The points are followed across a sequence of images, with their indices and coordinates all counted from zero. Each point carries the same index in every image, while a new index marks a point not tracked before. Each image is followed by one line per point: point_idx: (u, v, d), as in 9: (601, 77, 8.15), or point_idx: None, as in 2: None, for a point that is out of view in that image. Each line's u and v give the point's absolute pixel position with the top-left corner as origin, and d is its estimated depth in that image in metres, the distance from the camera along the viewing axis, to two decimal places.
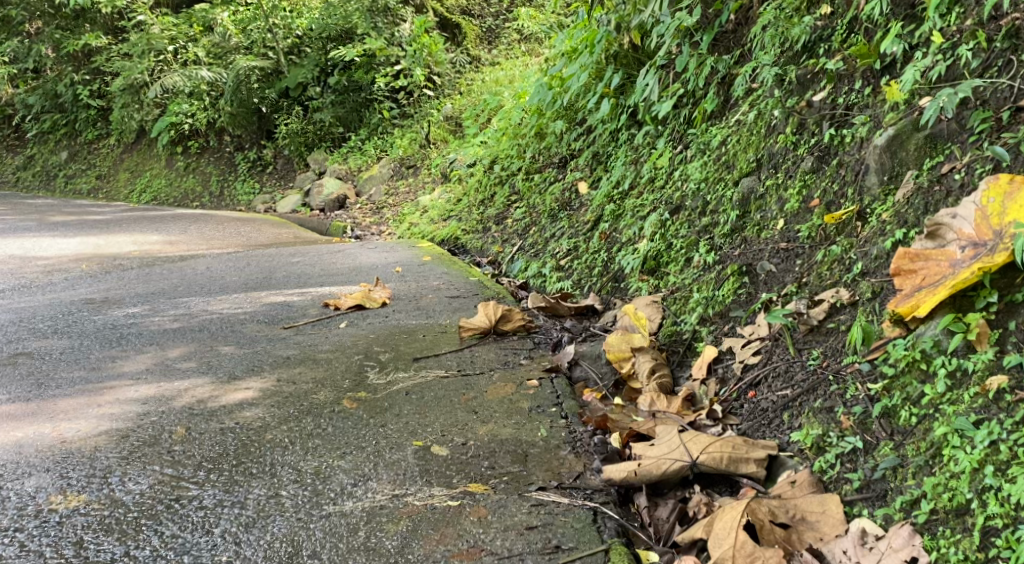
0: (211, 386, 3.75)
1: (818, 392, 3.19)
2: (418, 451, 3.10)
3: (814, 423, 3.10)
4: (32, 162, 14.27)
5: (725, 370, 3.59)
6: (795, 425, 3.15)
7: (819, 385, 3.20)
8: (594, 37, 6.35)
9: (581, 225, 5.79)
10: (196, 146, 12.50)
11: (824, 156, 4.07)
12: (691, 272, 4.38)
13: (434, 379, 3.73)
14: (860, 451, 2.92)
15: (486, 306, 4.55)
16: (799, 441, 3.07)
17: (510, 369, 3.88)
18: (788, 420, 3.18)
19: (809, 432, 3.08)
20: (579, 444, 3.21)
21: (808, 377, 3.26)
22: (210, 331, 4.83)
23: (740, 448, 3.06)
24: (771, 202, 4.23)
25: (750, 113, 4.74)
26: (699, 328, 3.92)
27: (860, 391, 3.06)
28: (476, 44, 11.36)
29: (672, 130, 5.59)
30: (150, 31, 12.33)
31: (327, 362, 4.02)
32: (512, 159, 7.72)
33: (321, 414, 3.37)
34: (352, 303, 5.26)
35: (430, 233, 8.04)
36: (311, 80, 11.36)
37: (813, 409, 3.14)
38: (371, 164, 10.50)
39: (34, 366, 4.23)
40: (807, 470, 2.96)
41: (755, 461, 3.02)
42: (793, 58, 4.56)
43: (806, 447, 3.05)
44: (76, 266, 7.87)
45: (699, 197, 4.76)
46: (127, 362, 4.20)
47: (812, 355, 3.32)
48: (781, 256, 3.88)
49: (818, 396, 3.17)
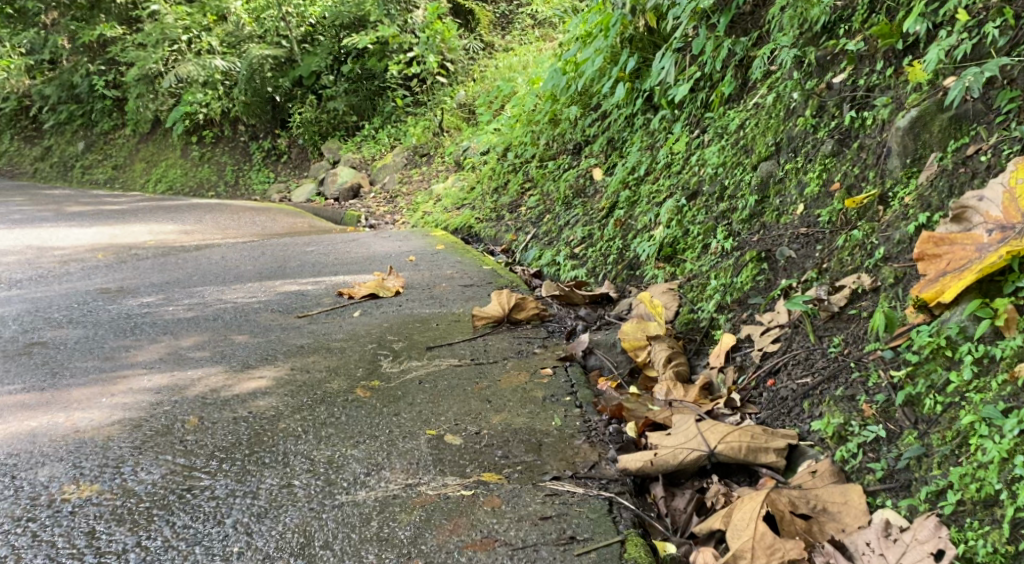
0: (225, 375, 3.73)
1: (838, 380, 3.13)
2: (432, 440, 3.07)
3: (835, 411, 3.04)
4: (50, 153, 14.33)
5: (743, 358, 3.52)
6: (815, 413, 3.09)
7: (840, 372, 3.15)
8: (608, 21, 6.30)
9: (596, 211, 5.73)
10: (210, 136, 12.49)
11: (845, 139, 4.01)
12: (709, 258, 4.33)
13: (447, 368, 3.69)
14: (884, 440, 2.86)
15: (500, 294, 4.51)
16: (821, 431, 3.01)
17: (524, 358, 3.84)
18: (809, 409, 3.12)
19: (829, 420, 3.01)
20: (594, 433, 3.17)
21: (828, 364, 3.20)
22: (224, 320, 4.81)
23: (759, 438, 3.01)
24: (791, 187, 4.18)
25: (768, 96, 4.68)
26: (716, 316, 3.86)
27: (882, 379, 3.01)
28: (488, 30, 11.29)
29: (689, 114, 5.51)
30: (163, 21, 12.24)
31: (341, 351, 3.99)
32: (526, 146, 7.66)
33: (334, 403, 3.34)
34: (367, 292, 5.24)
35: (443, 222, 8.00)
36: (325, 69, 11.34)
37: (835, 397, 3.08)
38: (386, 153, 10.48)
39: (49, 356, 4.22)
40: (829, 460, 2.91)
41: (774, 451, 2.97)
42: (812, 39, 4.49)
43: (827, 437, 2.99)
44: (92, 257, 7.87)
45: (716, 182, 4.70)
46: (141, 352, 4.18)
47: (833, 342, 3.27)
48: (801, 242, 3.82)
49: (839, 384, 3.11)
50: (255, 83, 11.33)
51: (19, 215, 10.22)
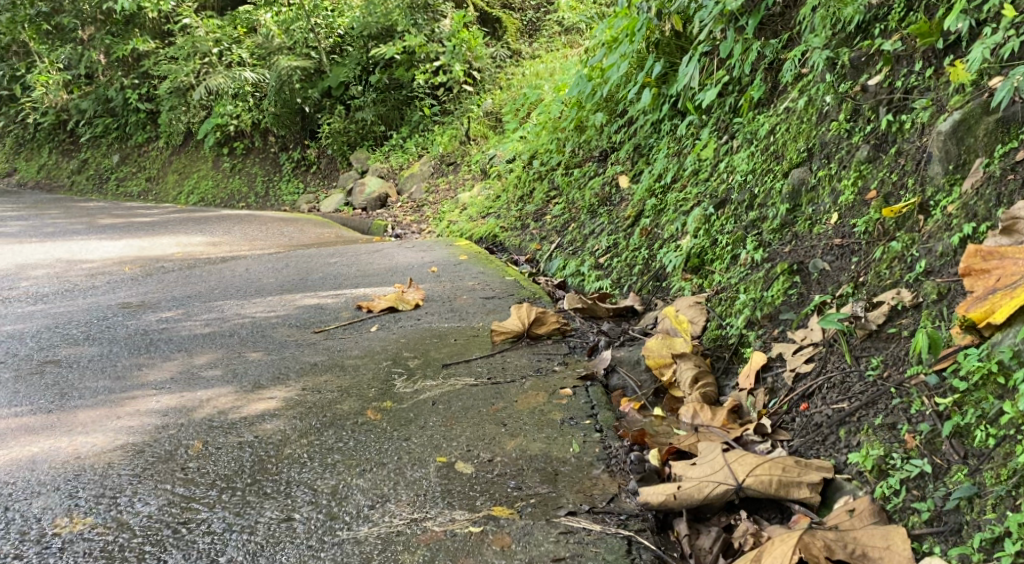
0: (234, 395, 3.51)
1: (877, 407, 2.93)
2: (442, 469, 2.91)
3: (874, 442, 2.84)
4: (86, 166, 14.40)
5: (774, 379, 3.32)
6: (853, 443, 2.89)
7: (879, 398, 2.94)
8: (634, 25, 6.12)
9: (621, 220, 5.55)
10: (241, 147, 12.45)
11: (881, 144, 3.82)
12: (738, 270, 4.14)
13: (463, 388, 3.53)
14: (930, 476, 2.66)
15: (519, 308, 4.35)
16: (858, 464, 2.82)
17: (544, 377, 3.67)
18: (845, 438, 2.92)
19: (869, 453, 2.82)
20: (613, 461, 2.99)
21: (866, 389, 3.00)
22: (240, 335, 4.68)
23: (791, 472, 2.81)
24: (824, 195, 3.99)
25: (800, 99, 4.48)
26: (746, 332, 3.67)
27: (926, 407, 2.80)
28: (516, 38, 11.12)
29: (717, 119, 5.31)
30: (195, 34, 12.09)
31: (356, 369, 3.83)
32: (552, 154, 7.51)
33: (344, 427, 3.19)
34: (386, 305, 5.10)
35: (468, 231, 7.86)
36: (353, 79, 11.27)
37: (874, 426, 2.88)
38: (413, 162, 10.37)
39: (61, 375, 3.93)
40: (868, 497, 2.71)
41: (808, 485, 2.77)
42: (845, 40, 4.32)
43: (866, 470, 2.79)
44: (117, 270, 7.81)
45: (746, 190, 4.51)
46: (152, 371, 3.93)
47: (871, 364, 3.06)
48: (835, 253, 3.62)
49: (878, 411, 2.91)
50: (285, 94, 11.26)
51: (52, 228, 10.22)
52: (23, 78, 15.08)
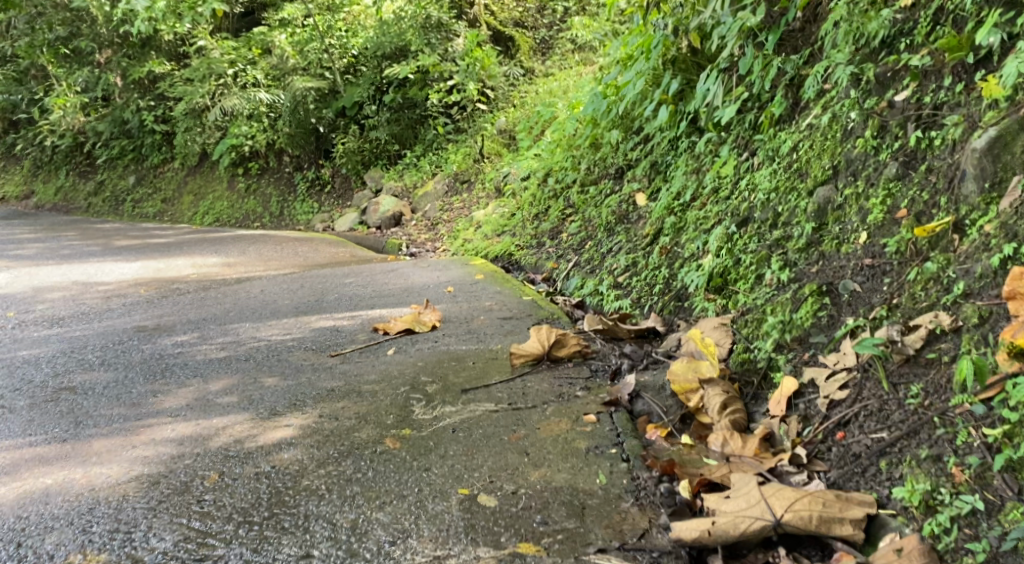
0: (250, 423, 3.41)
1: (918, 438, 2.87)
2: (464, 501, 2.84)
3: (919, 474, 2.79)
4: (102, 188, 14.44)
5: (807, 406, 3.23)
6: (896, 476, 2.83)
7: (921, 428, 2.89)
8: (649, 42, 6.03)
9: (639, 238, 5.46)
10: (256, 167, 12.43)
11: (910, 161, 3.74)
12: (763, 291, 4.05)
13: (483, 415, 3.43)
14: (982, 514, 2.62)
15: (538, 330, 4.26)
16: (903, 498, 2.76)
17: (566, 403, 3.57)
18: (887, 470, 2.86)
19: (914, 487, 2.76)
20: (642, 494, 2.91)
21: (907, 418, 2.93)
22: (256, 360, 4.60)
23: (832, 507, 2.76)
24: (851, 214, 3.90)
25: (823, 115, 4.40)
26: (775, 356, 3.57)
27: (974, 438, 2.76)
28: (529, 56, 11.07)
29: (736, 136, 5.22)
30: (210, 55, 12.02)
31: (373, 395, 3.74)
32: (567, 171, 7.44)
33: (363, 457, 3.10)
34: (402, 327, 5.03)
35: (483, 250, 7.78)
36: (366, 99, 11.25)
37: (918, 457, 2.82)
38: (427, 181, 10.33)
39: (76, 402, 3.84)
40: (915, 535, 2.66)
41: (850, 522, 2.72)
42: (869, 55, 4.24)
43: (912, 505, 2.73)
44: (134, 292, 7.77)
45: (769, 208, 4.42)
46: (168, 398, 3.85)
47: (910, 391, 2.99)
48: (866, 274, 3.53)
49: (921, 442, 2.85)
50: (299, 114, 11.25)
51: (69, 250, 10.21)
52: (41, 101, 15.15)
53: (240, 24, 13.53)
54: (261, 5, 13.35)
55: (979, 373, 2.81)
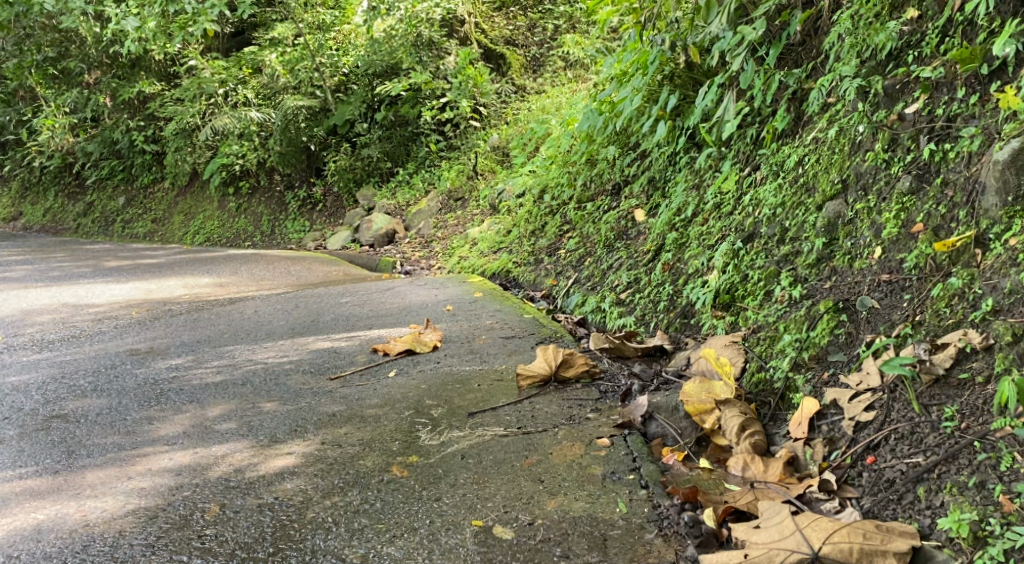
0: (251, 451, 3.29)
1: (957, 462, 2.81)
2: (479, 534, 2.75)
3: (963, 504, 2.72)
4: (92, 209, 14.33)
5: (831, 428, 3.19)
6: (937, 503, 2.76)
7: (960, 453, 2.83)
8: (646, 58, 5.93)
9: (640, 254, 5.36)
10: (247, 186, 12.30)
11: (923, 174, 3.67)
12: (774, 307, 3.95)
13: (492, 439, 3.32)
14: None
15: (545, 350, 4.15)
16: (949, 530, 2.68)
17: (577, 426, 3.46)
18: (926, 497, 2.79)
19: (961, 518, 2.68)
20: (666, 524, 2.82)
21: (943, 442, 2.89)
22: (254, 384, 4.48)
23: (874, 539, 2.67)
24: (863, 228, 3.82)
25: (829, 129, 4.31)
26: (792, 376, 3.49)
27: (1020, 464, 2.70)
28: (520, 74, 11.04)
29: (738, 151, 5.13)
30: (200, 75, 11.86)
31: (376, 420, 3.62)
32: (563, 188, 7.34)
33: (369, 486, 2.98)
34: (402, 348, 4.90)
35: (480, 267, 7.67)
36: (358, 117, 11.18)
37: (961, 484, 2.76)
38: (420, 199, 10.25)
39: (68, 431, 3.71)
40: None
41: (894, 555, 2.64)
42: (876, 67, 4.16)
43: (960, 537, 2.65)
44: (124, 314, 7.63)
45: (776, 223, 4.33)
46: (164, 425, 3.73)
47: (944, 412, 2.95)
48: (884, 290, 3.47)
49: (961, 467, 2.80)
50: (290, 133, 11.18)
51: (58, 272, 10.06)
52: (30, 122, 15.04)
53: (230, 43, 13.43)
54: (250, 24, 13.24)
55: (1020, 394, 2.76)
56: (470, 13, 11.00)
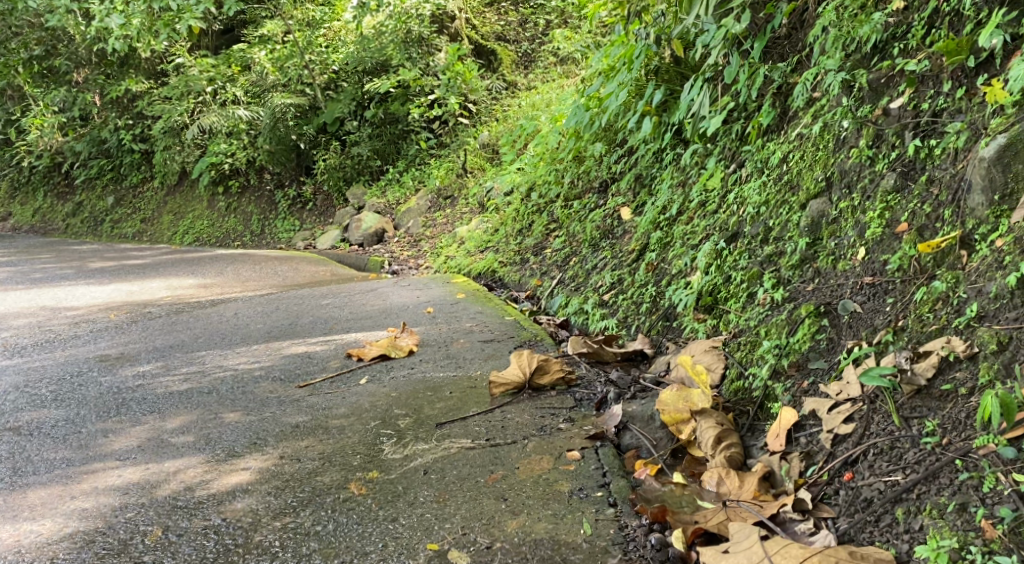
0: (204, 466, 3.19)
1: (937, 482, 2.68)
2: (433, 559, 2.66)
3: (942, 529, 2.59)
4: (82, 209, 14.18)
5: (809, 440, 3.06)
6: (915, 527, 2.63)
7: (941, 472, 2.69)
8: (632, 53, 5.80)
9: (624, 254, 5.21)
10: (236, 185, 12.12)
11: (908, 172, 3.53)
12: (755, 311, 3.81)
13: (458, 452, 3.20)
14: None
15: (519, 356, 4.00)
16: (928, 559, 2.55)
17: (548, 437, 3.32)
18: (904, 520, 2.67)
19: (940, 547, 2.55)
20: (632, 547, 2.72)
21: (922, 460, 2.75)
22: (220, 393, 4.35)
23: None
24: (847, 228, 3.69)
25: (814, 124, 4.17)
26: (772, 384, 3.35)
27: (1003, 485, 2.56)
28: (511, 69, 10.88)
29: (724, 148, 4.97)
30: (188, 73, 11.75)
31: (340, 432, 3.48)
32: (550, 185, 7.18)
33: (323, 506, 2.90)
34: (377, 353, 4.75)
35: (466, 267, 7.52)
36: (348, 114, 11.02)
37: (941, 507, 2.63)
38: (409, 197, 10.08)
39: (19, 445, 3.59)
40: None
41: None
42: (861, 61, 4.03)
43: None
44: (103, 317, 7.49)
45: (759, 223, 4.19)
46: (119, 439, 3.61)
47: (924, 426, 2.82)
48: (866, 293, 3.33)
49: (941, 487, 2.66)
50: (279, 131, 10.90)
51: (41, 273, 9.91)
52: (19, 121, 14.88)
53: (219, 41, 13.25)
54: (240, 21, 13.06)
55: (1004, 410, 2.59)
56: (461, 9, 10.84)
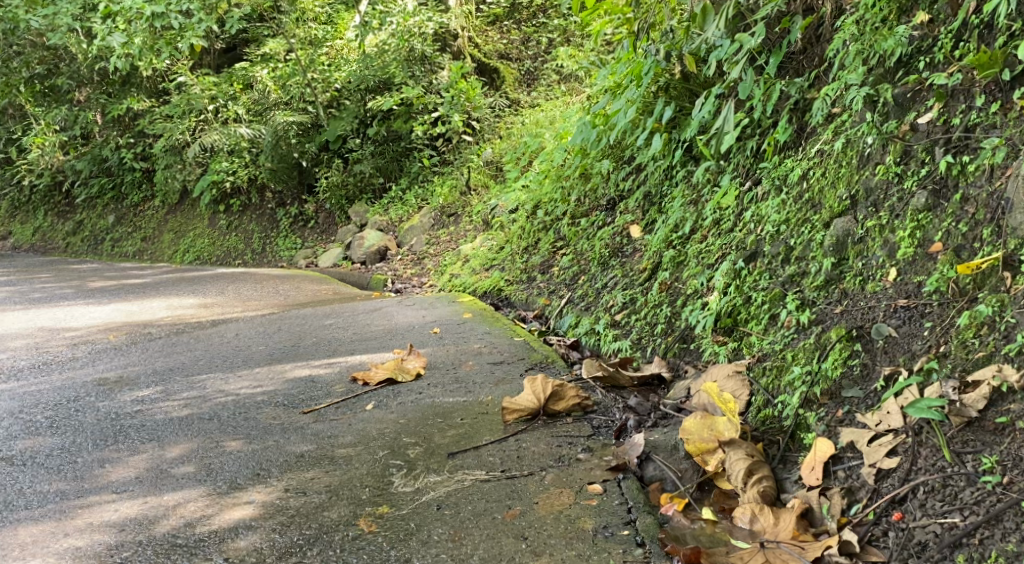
0: (205, 500, 3.05)
1: (1001, 525, 2.61)
2: None
3: None
4: (82, 228, 14.07)
5: (847, 475, 2.98)
6: None
7: (1003, 514, 2.62)
8: (640, 69, 5.66)
9: (635, 273, 5.06)
10: (237, 204, 11.99)
11: (940, 190, 3.43)
12: (781, 333, 3.66)
13: (473, 486, 3.06)
14: None
15: (533, 381, 3.83)
16: None
17: (568, 468, 3.19)
18: None
19: None
20: None
21: (981, 501, 2.68)
22: (221, 418, 4.20)
23: None
24: (875, 247, 3.56)
25: (835, 140, 4.03)
26: (804, 413, 3.25)
27: None
28: (514, 87, 10.77)
29: (738, 165, 4.83)
30: (190, 91, 11.63)
31: (347, 463, 3.33)
32: (557, 203, 7.05)
33: (331, 544, 2.78)
34: (383, 377, 4.59)
35: (471, 285, 7.37)
36: (350, 132, 10.86)
37: (1005, 553, 2.56)
38: (412, 214, 9.94)
39: (10, 477, 3.45)
40: None
41: None
42: (884, 75, 3.89)
43: None
44: (102, 338, 7.32)
45: (779, 242, 4.04)
46: (116, 469, 3.46)
47: (981, 462, 2.75)
48: (901, 316, 3.26)
49: (1004, 532, 2.59)
50: (281, 149, 10.79)
51: (39, 293, 9.76)
52: (19, 141, 14.76)
53: (221, 60, 13.15)
54: (242, 40, 12.96)
55: None
56: (463, 27, 10.77)
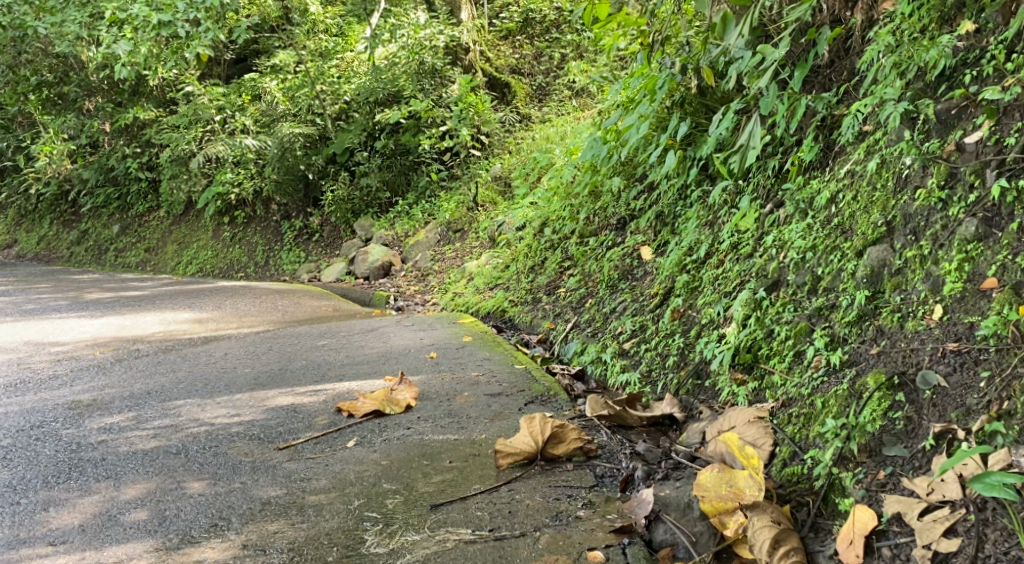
0: (151, 557, 2.85)
1: None
2: None
3: None
4: (86, 237, 13.78)
5: (895, 553, 2.65)
6: None
7: None
8: (654, 83, 5.29)
9: (646, 297, 4.66)
10: (242, 216, 11.63)
11: (993, 218, 3.06)
12: (808, 375, 3.28)
13: (456, 548, 2.83)
14: None
15: (530, 420, 3.44)
16: None
17: (567, 528, 2.91)
18: None
19: None
20: None
21: None
22: (189, 452, 3.84)
23: None
24: (915, 281, 3.19)
25: (868, 160, 3.65)
26: (839, 473, 2.91)
27: None
28: (525, 102, 10.43)
29: (758, 185, 4.42)
30: (197, 101, 11.22)
31: (317, 514, 3.02)
32: (565, 221, 6.67)
33: None
34: (370, 409, 4.18)
35: (473, 305, 7.00)
36: (358, 145, 10.45)
37: None
38: (418, 229, 9.57)
39: None
40: None
41: None
42: (924, 89, 3.52)
43: None
44: (87, 354, 6.95)
45: (805, 270, 3.65)
46: (61, 513, 3.15)
47: None
48: (950, 363, 2.90)
49: None
50: (287, 162, 10.43)
51: (34, 304, 9.44)
52: (27, 148, 14.50)
53: (231, 70, 12.81)
54: (252, 51, 12.63)
55: None
56: (475, 41, 10.47)
